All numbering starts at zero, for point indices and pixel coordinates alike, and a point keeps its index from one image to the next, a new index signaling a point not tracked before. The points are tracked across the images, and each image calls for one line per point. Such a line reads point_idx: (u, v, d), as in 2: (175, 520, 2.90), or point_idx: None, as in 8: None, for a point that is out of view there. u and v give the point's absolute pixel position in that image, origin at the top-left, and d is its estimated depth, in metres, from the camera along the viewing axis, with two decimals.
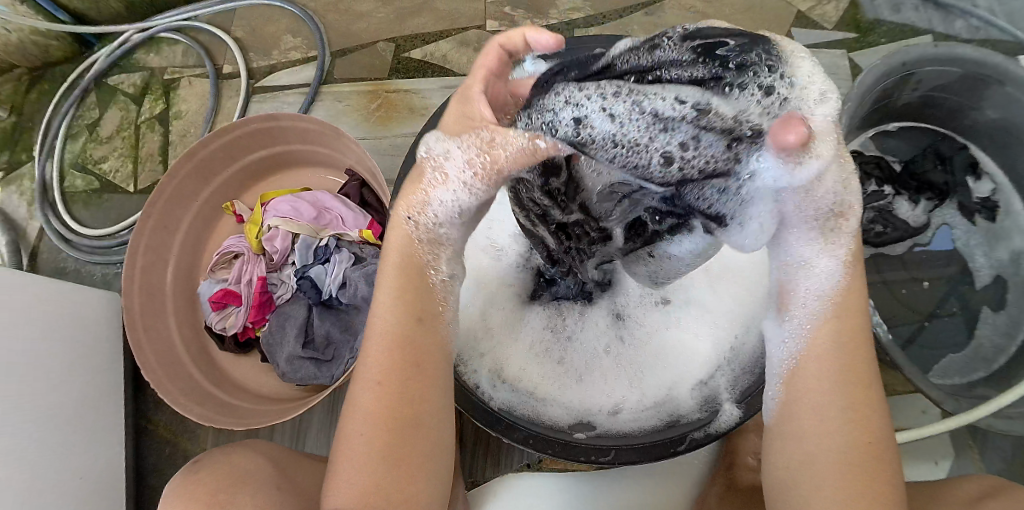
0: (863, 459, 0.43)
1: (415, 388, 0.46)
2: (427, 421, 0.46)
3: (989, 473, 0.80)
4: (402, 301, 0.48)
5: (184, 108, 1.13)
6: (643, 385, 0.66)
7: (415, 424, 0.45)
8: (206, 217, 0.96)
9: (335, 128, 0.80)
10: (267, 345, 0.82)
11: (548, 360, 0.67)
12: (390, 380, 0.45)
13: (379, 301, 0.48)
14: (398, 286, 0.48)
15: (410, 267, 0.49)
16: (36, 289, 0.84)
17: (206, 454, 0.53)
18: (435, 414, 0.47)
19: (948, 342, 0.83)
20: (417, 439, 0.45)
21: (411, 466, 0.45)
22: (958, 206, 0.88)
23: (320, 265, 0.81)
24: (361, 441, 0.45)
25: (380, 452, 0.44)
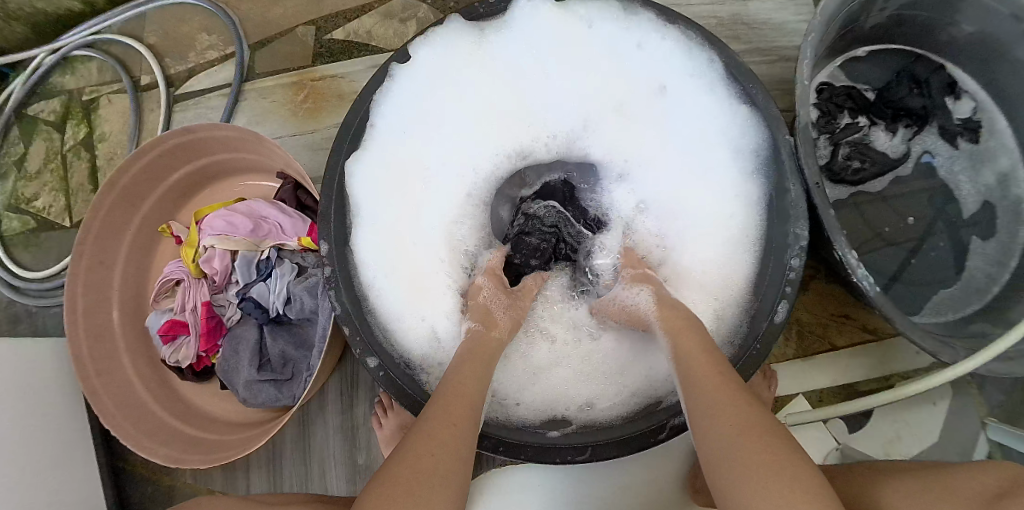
0: (758, 445, 0.39)
1: (455, 432, 0.44)
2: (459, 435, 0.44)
3: (992, 409, 0.76)
4: (474, 374, 0.51)
5: (109, 129, 1.05)
6: (622, 370, 0.60)
7: (451, 437, 0.44)
8: (145, 243, 0.89)
9: (254, 132, 0.73)
10: (222, 373, 0.74)
11: (536, 347, 0.62)
12: (445, 427, 0.44)
13: (459, 371, 0.51)
14: (473, 361, 0.52)
15: (485, 346, 0.54)
16: None
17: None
18: (464, 452, 0.44)
19: (939, 277, 0.78)
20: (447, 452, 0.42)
21: (440, 491, 0.40)
22: (939, 131, 0.82)
23: (262, 282, 0.74)
24: (411, 466, 0.41)
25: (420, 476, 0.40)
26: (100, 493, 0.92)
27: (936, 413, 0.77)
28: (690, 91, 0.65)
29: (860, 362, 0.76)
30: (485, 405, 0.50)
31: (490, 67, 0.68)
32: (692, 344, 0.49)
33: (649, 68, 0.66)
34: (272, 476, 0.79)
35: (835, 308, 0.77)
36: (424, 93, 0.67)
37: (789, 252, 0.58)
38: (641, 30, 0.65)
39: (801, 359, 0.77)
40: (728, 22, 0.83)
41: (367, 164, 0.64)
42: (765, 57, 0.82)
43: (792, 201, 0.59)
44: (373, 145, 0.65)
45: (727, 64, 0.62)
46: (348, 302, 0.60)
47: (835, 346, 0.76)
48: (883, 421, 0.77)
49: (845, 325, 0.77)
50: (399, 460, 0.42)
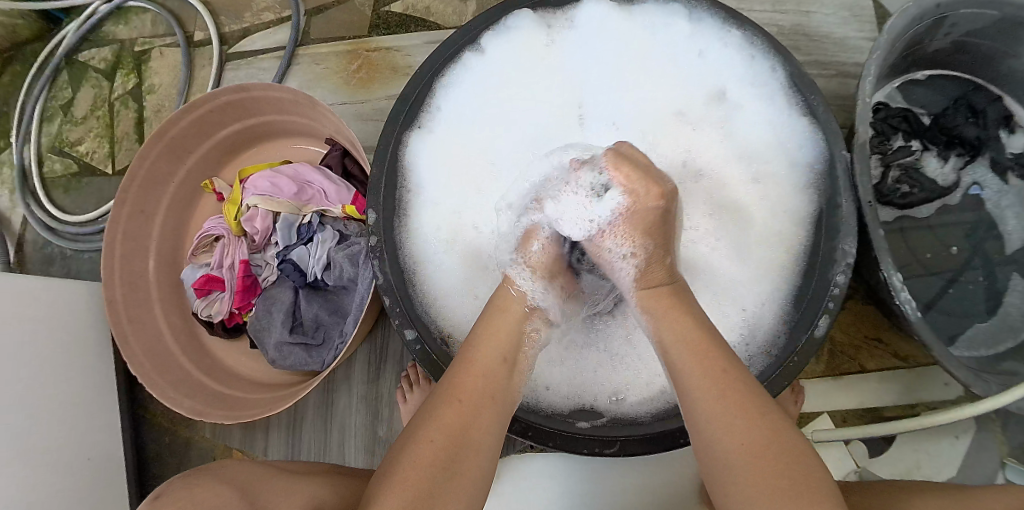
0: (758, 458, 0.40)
1: (480, 411, 0.46)
2: (482, 411, 0.46)
3: (1013, 449, 0.75)
4: (499, 340, 0.50)
5: (158, 82, 1.07)
6: (665, 370, 0.60)
7: (474, 412, 0.46)
8: (185, 197, 0.90)
9: (308, 96, 0.73)
10: (253, 332, 0.76)
11: (585, 337, 0.62)
12: (472, 396, 0.46)
13: (476, 335, 0.50)
14: (495, 319, 0.52)
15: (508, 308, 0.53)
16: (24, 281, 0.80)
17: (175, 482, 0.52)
18: (487, 429, 0.45)
19: (970, 311, 0.77)
20: (472, 435, 0.45)
21: (466, 474, 0.43)
22: (991, 163, 0.80)
23: (303, 246, 0.75)
24: (430, 445, 0.43)
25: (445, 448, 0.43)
26: (120, 437, 0.94)
27: (955, 447, 0.76)
28: (754, 95, 0.64)
29: (887, 386, 0.76)
30: (511, 368, 0.50)
31: (553, 53, 0.68)
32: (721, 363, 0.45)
33: (710, 69, 0.66)
34: (292, 438, 0.80)
35: (868, 330, 0.77)
36: (484, 72, 0.67)
37: (836, 268, 0.58)
38: (704, 33, 0.65)
39: (830, 376, 0.77)
40: (789, 32, 0.82)
41: (421, 138, 0.65)
42: (823, 72, 0.81)
43: (844, 217, 0.59)
44: (429, 120, 0.65)
45: (791, 73, 0.62)
46: (392, 272, 0.60)
47: (864, 368, 0.76)
48: (901, 449, 0.77)
49: (877, 349, 0.76)
50: (416, 438, 0.44)
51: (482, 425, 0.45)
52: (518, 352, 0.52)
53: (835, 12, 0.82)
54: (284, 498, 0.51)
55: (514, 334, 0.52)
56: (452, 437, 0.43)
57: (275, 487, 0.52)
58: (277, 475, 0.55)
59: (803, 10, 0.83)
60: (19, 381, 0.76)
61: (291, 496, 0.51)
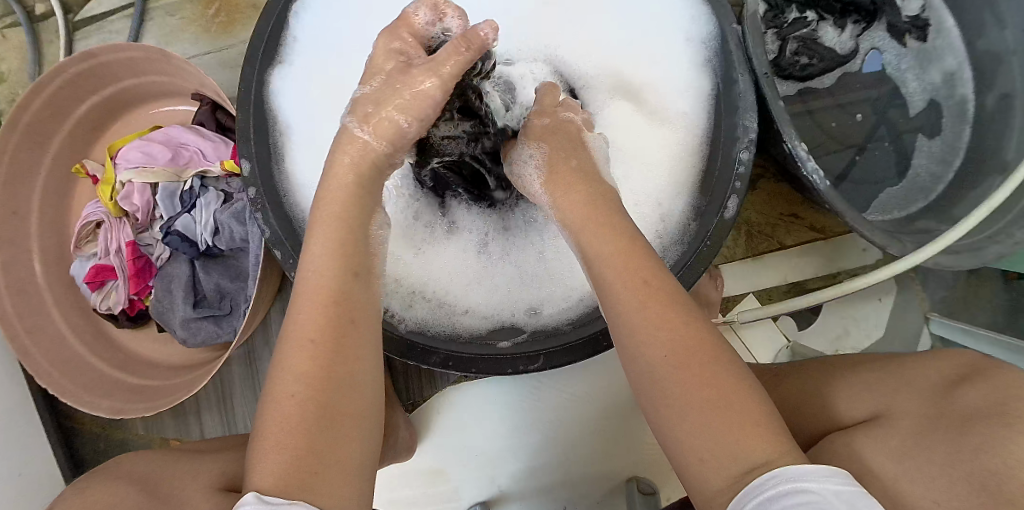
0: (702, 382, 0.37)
1: (349, 337, 0.41)
2: (352, 330, 0.41)
3: (934, 303, 0.78)
4: (338, 250, 0.43)
5: (6, 68, 0.95)
6: (572, 279, 0.57)
7: (343, 337, 0.40)
8: (59, 187, 0.82)
9: (160, 49, 0.66)
10: (158, 316, 0.70)
11: (499, 269, 0.58)
12: (320, 330, 0.40)
13: (311, 257, 0.42)
14: (333, 222, 0.44)
15: (337, 212, 0.44)
16: None
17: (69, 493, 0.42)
18: (358, 358, 0.40)
19: (884, 176, 0.79)
20: (347, 355, 0.40)
21: (344, 408, 0.38)
22: (887, 27, 0.80)
23: (186, 214, 0.67)
24: (293, 398, 0.38)
25: (313, 395, 0.38)
26: (51, 454, 0.88)
27: (880, 308, 0.79)
28: None
29: (808, 259, 0.76)
30: (358, 278, 0.43)
31: None
32: (611, 249, 0.44)
33: None
34: (225, 416, 0.77)
35: (785, 208, 0.76)
36: None
37: (739, 145, 0.57)
38: None
39: (749, 258, 0.76)
40: None
41: (286, 74, 0.59)
42: None
43: (740, 92, 0.57)
44: (288, 53, 0.59)
45: None
46: (277, 222, 0.55)
47: (783, 244, 0.77)
48: (829, 318, 0.79)
49: (794, 224, 0.76)
50: (275, 393, 0.39)
51: (349, 351, 0.40)
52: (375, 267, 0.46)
53: None
54: (193, 482, 0.44)
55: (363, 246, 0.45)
56: (313, 384, 0.38)
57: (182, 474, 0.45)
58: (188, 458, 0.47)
59: None
60: None
61: (199, 478, 0.44)
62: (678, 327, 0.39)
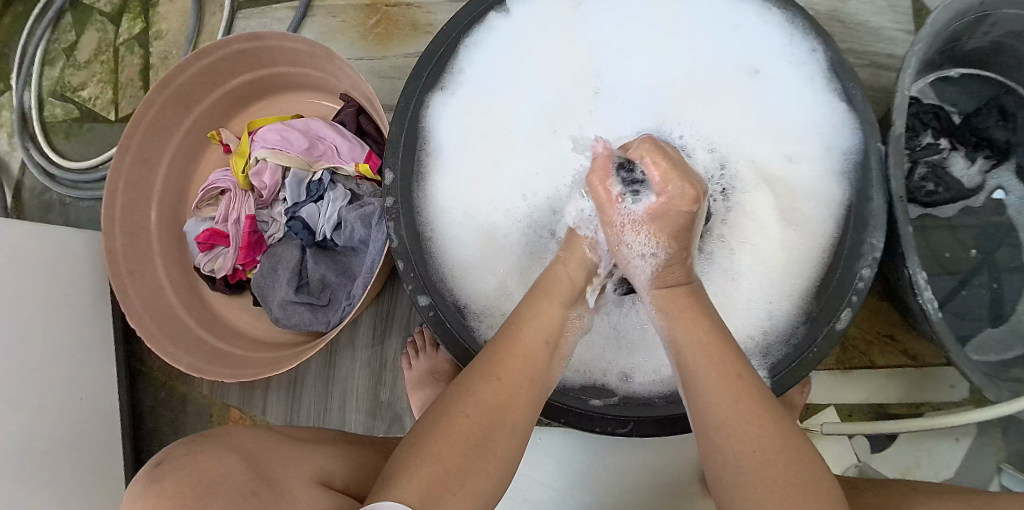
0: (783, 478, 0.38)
1: (523, 394, 0.45)
2: (528, 389, 0.45)
3: (1010, 454, 0.75)
4: (546, 323, 0.48)
5: (165, 27, 1.03)
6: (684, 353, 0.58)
7: (518, 392, 0.44)
8: (192, 147, 0.88)
9: (325, 48, 0.71)
10: (257, 289, 0.75)
11: (607, 329, 0.59)
12: (509, 379, 0.44)
13: (521, 318, 0.48)
14: (546, 302, 0.49)
15: (553, 289, 0.50)
16: (27, 228, 0.79)
17: (173, 452, 0.41)
18: (522, 410, 0.44)
19: (976, 315, 0.76)
20: (517, 408, 0.44)
21: (490, 452, 0.41)
22: (1016, 169, 0.77)
23: (312, 204, 0.73)
24: (468, 420, 0.41)
25: (484, 430, 0.41)
26: (116, 391, 0.93)
27: (956, 448, 0.76)
28: (790, 74, 0.62)
29: (893, 384, 0.75)
30: (552, 352, 0.48)
31: (580, 21, 0.65)
32: (699, 342, 0.45)
33: (749, 48, 0.63)
34: (291, 397, 0.81)
35: (880, 326, 0.76)
36: (514, 34, 0.65)
37: (862, 261, 0.56)
38: (743, 12, 0.64)
39: (839, 370, 0.76)
40: (824, 17, 0.80)
41: (443, 100, 0.63)
42: (857, 61, 0.79)
43: (874, 210, 0.57)
44: (451, 81, 0.63)
45: (832, 59, 0.59)
46: (407, 236, 0.59)
47: (874, 364, 0.76)
48: (903, 448, 0.77)
49: (887, 345, 0.76)
50: (451, 411, 0.42)
51: (516, 406, 0.44)
52: (562, 334, 0.50)
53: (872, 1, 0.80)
54: (292, 470, 0.45)
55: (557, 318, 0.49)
56: (487, 419, 0.42)
57: (285, 459, 0.46)
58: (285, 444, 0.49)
59: None
60: (18, 328, 0.76)
61: (300, 468, 0.46)
62: (745, 398, 0.41)
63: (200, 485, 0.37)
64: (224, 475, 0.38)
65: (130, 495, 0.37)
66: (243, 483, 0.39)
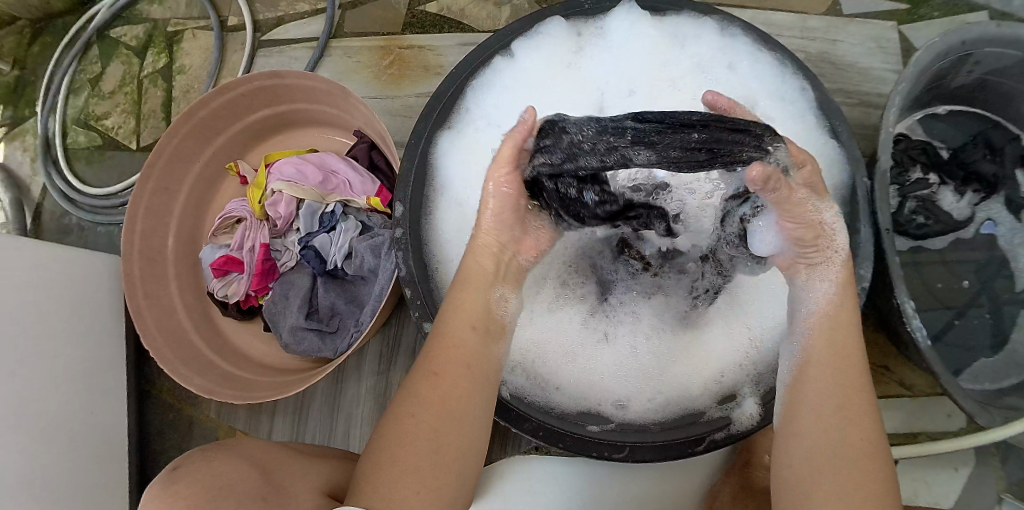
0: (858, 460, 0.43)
1: (468, 389, 0.47)
2: (474, 384, 0.47)
3: (1009, 484, 0.76)
4: (474, 316, 0.50)
5: (188, 62, 1.08)
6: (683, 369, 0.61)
7: (465, 386, 0.46)
8: (210, 177, 0.92)
9: (341, 86, 0.75)
10: (268, 315, 0.78)
11: (611, 354, 0.62)
12: (447, 373, 0.47)
13: (453, 304, 0.50)
14: (466, 293, 0.51)
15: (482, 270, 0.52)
16: (48, 251, 0.83)
17: (191, 459, 0.43)
18: (474, 405, 0.46)
19: (974, 345, 0.77)
20: (464, 403, 0.46)
21: (443, 450, 0.44)
22: (1005, 201, 0.80)
23: (325, 234, 0.76)
24: (410, 419, 0.44)
25: (431, 434, 0.44)
26: (126, 411, 0.95)
27: (954, 478, 0.77)
28: (784, 112, 0.64)
29: (889, 414, 0.76)
30: (485, 336, 0.50)
31: (581, 61, 0.69)
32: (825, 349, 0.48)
33: (739, 86, 0.66)
34: (297, 422, 0.83)
35: (875, 357, 0.78)
36: (515, 74, 0.68)
37: (852, 291, 0.58)
38: (734, 51, 0.67)
39: None
40: (815, 58, 0.84)
41: (450, 138, 0.66)
42: (848, 100, 0.82)
43: (862, 242, 0.59)
44: (458, 121, 0.66)
45: (817, 98, 0.63)
46: (415, 265, 0.62)
47: None
48: (901, 477, 0.78)
49: (883, 376, 0.77)
50: (394, 418, 0.45)
51: (462, 392, 0.46)
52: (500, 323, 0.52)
53: (862, 43, 0.84)
54: (300, 483, 0.47)
55: (482, 305, 0.51)
56: (433, 420, 0.44)
57: (293, 471, 0.48)
58: (293, 460, 0.51)
59: (830, 38, 0.84)
60: (37, 347, 0.79)
61: (307, 480, 0.48)
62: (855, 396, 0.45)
63: (211, 489, 0.39)
64: (232, 481, 0.41)
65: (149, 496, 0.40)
66: (253, 489, 0.41)
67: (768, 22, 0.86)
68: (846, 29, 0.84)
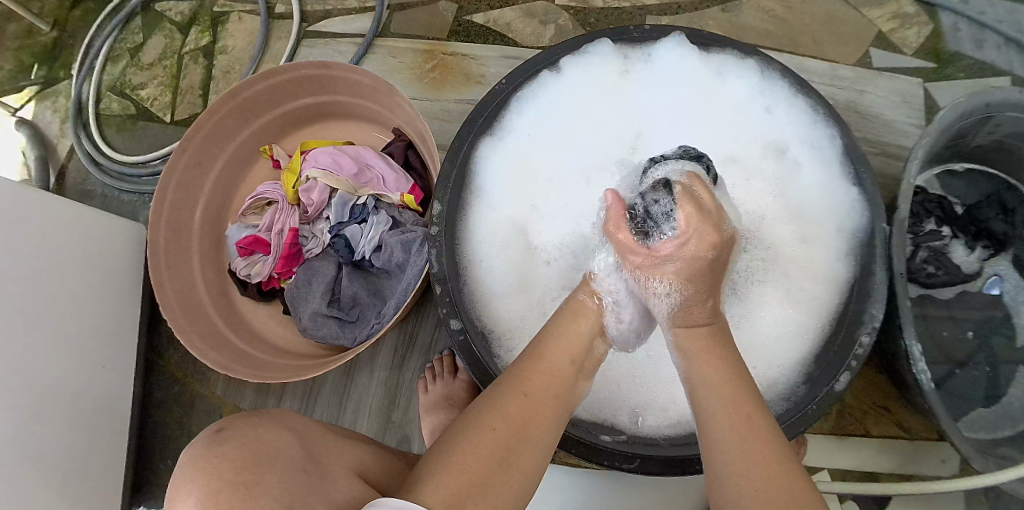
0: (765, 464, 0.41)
1: (545, 420, 0.47)
2: (550, 413, 0.48)
3: None
4: (568, 346, 0.52)
5: (230, 44, 1.10)
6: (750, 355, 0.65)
7: (543, 411, 0.48)
8: (243, 159, 0.94)
9: (389, 84, 0.77)
10: (290, 298, 0.80)
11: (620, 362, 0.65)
12: (536, 397, 0.48)
13: (549, 339, 0.52)
14: (572, 324, 0.54)
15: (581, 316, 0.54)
16: (59, 211, 0.84)
17: (233, 420, 0.43)
18: (543, 429, 0.47)
19: (972, 396, 0.80)
20: (538, 428, 0.46)
21: (514, 473, 0.44)
22: (1013, 259, 0.82)
23: (356, 225, 0.79)
24: (493, 432, 0.44)
25: (507, 445, 0.44)
26: (132, 378, 0.96)
27: None
28: (813, 157, 0.67)
29: (884, 453, 0.78)
30: (576, 374, 0.52)
31: (625, 84, 0.71)
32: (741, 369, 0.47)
33: (773, 128, 0.69)
34: (304, 407, 0.84)
35: (876, 398, 0.80)
36: (559, 88, 0.70)
37: (862, 328, 0.60)
38: (772, 95, 0.69)
39: (833, 435, 0.80)
40: (842, 106, 0.87)
41: (491, 144, 0.68)
42: (870, 148, 0.85)
43: (875, 285, 0.61)
44: (500, 128, 0.68)
45: (847, 147, 0.65)
46: (447, 263, 0.64)
47: (868, 432, 0.79)
48: None
49: (882, 416, 0.79)
50: (477, 423, 0.45)
51: (544, 429, 0.47)
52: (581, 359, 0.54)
53: (888, 96, 0.87)
54: (338, 460, 0.48)
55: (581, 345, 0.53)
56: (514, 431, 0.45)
57: (330, 445, 0.49)
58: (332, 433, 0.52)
59: (858, 88, 0.87)
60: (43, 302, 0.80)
61: (341, 456, 0.49)
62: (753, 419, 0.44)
63: (258, 455, 0.40)
64: (278, 452, 0.41)
65: (194, 450, 0.40)
66: (293, 461, 0.42)
67: (800, 67, 0.89)
68: (874, 81, 0.87)
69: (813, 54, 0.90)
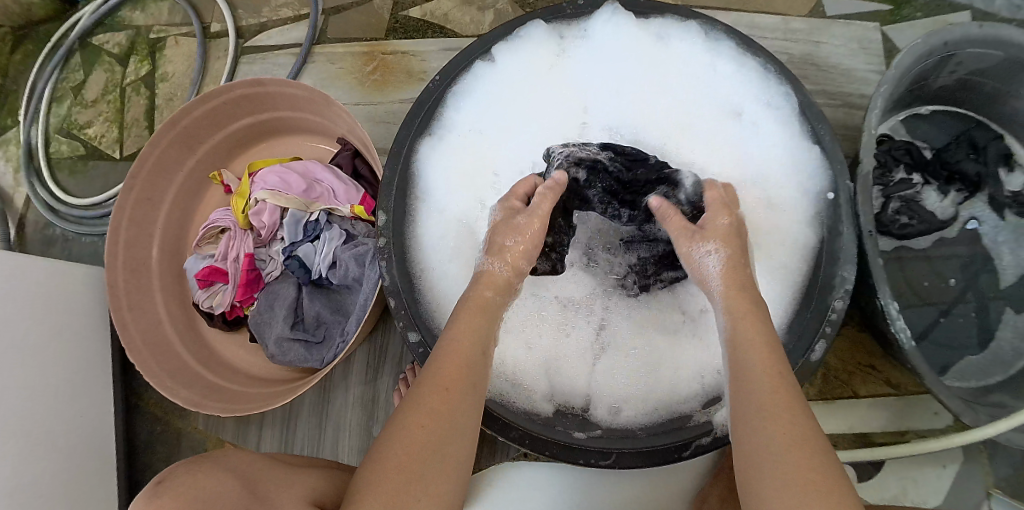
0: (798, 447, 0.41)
1: (465, 407, 0.47)
2: (468, 401, 0.47)
3: (998, 479, 0.76)
4: (476, 330, 0.52)
5: (171, 70, 1.07)
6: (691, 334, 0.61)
7: (461, 399, 0.47)
8: (194, 187, 0.91)
9: (324, 94, 0.75)
10: (254, 326, 0.77)
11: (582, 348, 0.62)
12: (453, 386, 0.47)
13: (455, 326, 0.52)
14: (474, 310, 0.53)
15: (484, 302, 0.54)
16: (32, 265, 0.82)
17: (172, 471, 0.43)
18: (466, 416, 0.46)
19: (961, 343, 0.78)
20: (459, 415, 0.46)
21: (444, 462, 0.43)
22: (988, 199, 0.80)
23: (309, 243, 0.76)
24: (420, 430, 0.43)
25: (434, 439, 0.43)
26: (112, 423, 0.94)
27: (942, 475, 0.77)
28: (768, 117, 0.65)
29: (876, 412, 0.77)
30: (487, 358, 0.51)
31: (566, 64, 0.69)
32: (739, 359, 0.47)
33: (726, 91, 0.66)
34: (284, 433, 0.82)
35: (862, 357, 0.78)
36: (496, 78, 0.68)
37: (834, 293, 0.59)
38: (718, 57, 0.66)
39: (821, 401, 0.78)
40: (799, 60, 0.84)
41: (432, 145, 0.66)
42: (831, 101, 0.83)
43: (844, 245, 0.59)
44: (439, 127, 0.66)
45: (801, 103, 0.63)
46: (398, 272, 0.62)
47: (857, 394, 0.77)
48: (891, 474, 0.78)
49: (869, 376, 0.77)
50: (402, 423, 0.44)
51: (464, 416, 0.46)
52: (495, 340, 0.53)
53: (846, 45, 0.84)
54: (286, 492, 0.48)
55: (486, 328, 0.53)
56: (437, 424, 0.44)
57: (276, 480, 0.49)
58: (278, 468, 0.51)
59: (814, 40, 0.85)
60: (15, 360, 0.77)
61: (291, 490, 0.48)
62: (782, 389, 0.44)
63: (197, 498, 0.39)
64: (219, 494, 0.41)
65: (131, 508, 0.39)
66: (236, 502, 0.42)
67: (751, 25, 0.86)
68: (830, 31, 0.85)
69: (764, 10, 0.87)
